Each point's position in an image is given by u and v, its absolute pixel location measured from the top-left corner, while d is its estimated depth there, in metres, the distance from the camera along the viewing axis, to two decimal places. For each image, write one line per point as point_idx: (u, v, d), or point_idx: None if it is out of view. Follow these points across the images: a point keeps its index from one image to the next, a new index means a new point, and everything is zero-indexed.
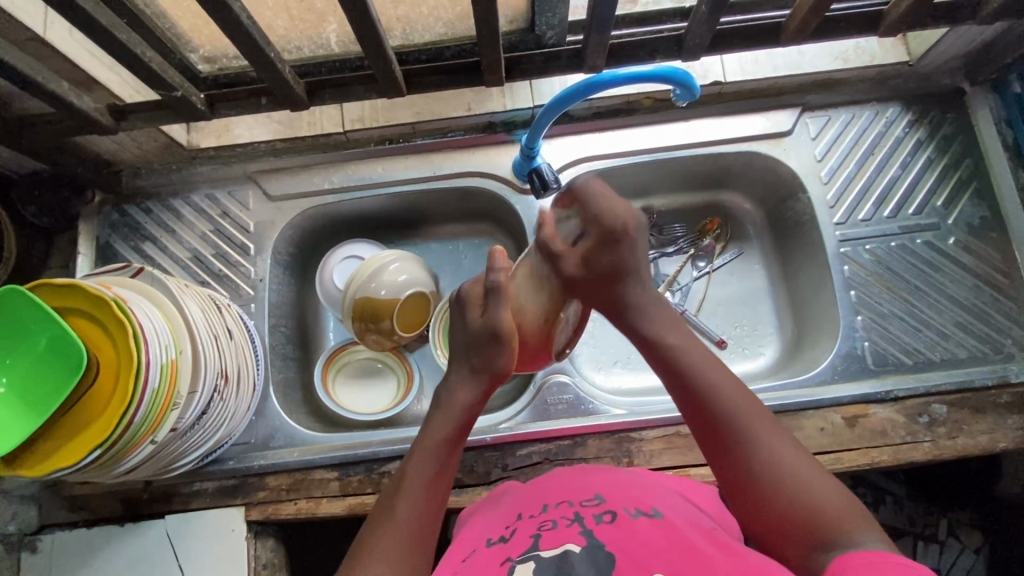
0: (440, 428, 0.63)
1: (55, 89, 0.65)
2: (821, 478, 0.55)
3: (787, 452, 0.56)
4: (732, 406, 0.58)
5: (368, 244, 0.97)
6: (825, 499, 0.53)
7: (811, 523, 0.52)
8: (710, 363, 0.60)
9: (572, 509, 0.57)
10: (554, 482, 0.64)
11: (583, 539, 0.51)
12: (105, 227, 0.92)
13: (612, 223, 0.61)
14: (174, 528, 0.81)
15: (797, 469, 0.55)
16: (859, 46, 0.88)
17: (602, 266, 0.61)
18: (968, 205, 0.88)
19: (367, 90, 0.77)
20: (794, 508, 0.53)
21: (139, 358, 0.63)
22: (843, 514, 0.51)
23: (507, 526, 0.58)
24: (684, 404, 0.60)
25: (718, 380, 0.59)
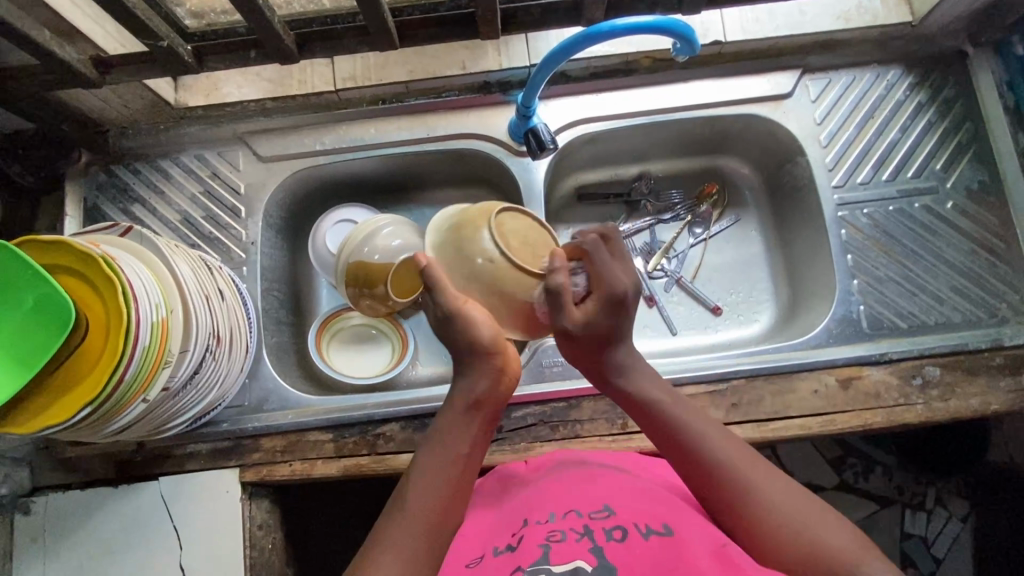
0: (455, 411, 0.59)
1: (36, 37, 0.63)
2: (822, 513, 0.54)
3: (782, 495, 0.55)
4: (719, 455, 0.58)
5: (361, 208, 0.96)
6: (826, 540, 0.52)
7: (820, 568, 0.51)
8: (698, 417, 0.61)
9: (580, 520, 0.55)
10: (562, 482, 0.62)
11: (594, 558, 0.50)
12: (92, 188, 0.90)
13: (617, 290, 0.56)
14: (168, 490, 0.80)
15: (796, 513, 0.54)
16: (861, 5, 0.87)
17: (601, 328, 0.58)
18: (968, 169, 0.87)
19: (359, 44, 0.75)
20: (796, 548, 0.52)
21: (129, 316, 0.62)
22: (848, 553, 0.51)
23: (513, 534, 0.57)
24: (679, 464, 0.60)
25: (709, 432, 0.60)
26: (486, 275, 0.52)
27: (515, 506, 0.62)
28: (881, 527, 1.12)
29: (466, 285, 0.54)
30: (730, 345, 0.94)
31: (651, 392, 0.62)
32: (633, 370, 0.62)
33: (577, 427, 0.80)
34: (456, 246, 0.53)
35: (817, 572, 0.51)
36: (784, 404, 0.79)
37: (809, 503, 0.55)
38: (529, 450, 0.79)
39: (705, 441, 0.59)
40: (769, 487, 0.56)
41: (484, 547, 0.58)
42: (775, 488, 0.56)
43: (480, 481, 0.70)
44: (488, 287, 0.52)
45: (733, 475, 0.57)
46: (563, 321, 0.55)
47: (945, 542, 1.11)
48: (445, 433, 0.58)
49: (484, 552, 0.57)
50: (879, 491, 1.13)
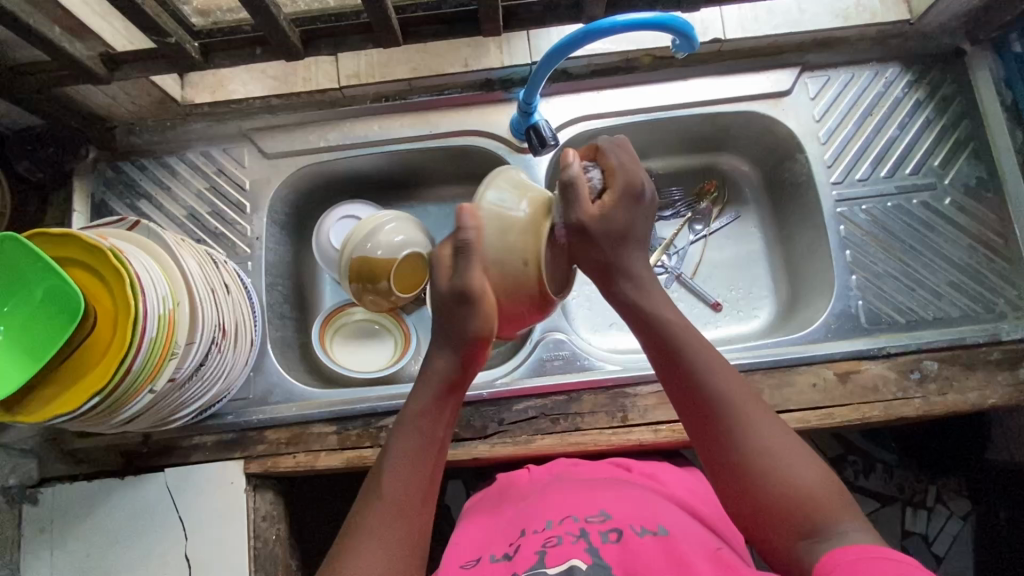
0: (423, 398, 0.63)
1: (47, 33, 0.64)
2: (805, 458, 0.56)
3: (770, 432, 0.57)
4: (716, 385, 0.59)
5: (365, 204, 0.97)
6: (804, 485, 0.54)
7: (795, 509, 0.53)
8: (703, 346, 0.62)
9: (577, 524, 0.58)
10: (557, 493, 0.65)
11: (589, 557, 0.53)
12: (100, 184, 0.91)
13: (635, 183, 0.63)
14: (173, 481, 0.81)
15: (779, 452, 0.56)
16: (860, 4, 0.88)
17: (615, 223, 0.62)
18: (966, 165, 0.88)
19: (363, 41, 0.76)
20: (776, 488, 0.55)
21: (137, 308, 0.63)
22: (823, 499, 0.53)
23: (510, 544, 0.60)
24: (678, 386, 0.61)
25: (710, 359, 0.61)
26: (513, 256, 0.58)
27: (510, 518, 0.65)
28: (881, 524, 1.13)
29: (493, 254, 0.58)
30: (730, 341, 0.95)
31: (662, 313, 0.63)
32: (644, 290, 0.64)
33: (578, 420, 0.81)
34: (495, 214, 0.58)
35: (792, 511, 0.54)
36: (782, 398, 0.80)
37: (795, 446, 0.57)
38: (530, 443, 0.80)
39: (707, 370, 0.60)
40: (761, 426, 0.58)
41: (481, 556, 0.61)
42: (766, 427, 0.58)
43: (477, 500, 0.74)
44: (512, 280, 0.59)
45: (727, 406, 0.59)
46: (578, 215, 0.60)
47: (945, 539, 1.12)
48: (413, 419, 0.62)
49: (483, 562, 0.59)
50: (880, 489, 1.14)
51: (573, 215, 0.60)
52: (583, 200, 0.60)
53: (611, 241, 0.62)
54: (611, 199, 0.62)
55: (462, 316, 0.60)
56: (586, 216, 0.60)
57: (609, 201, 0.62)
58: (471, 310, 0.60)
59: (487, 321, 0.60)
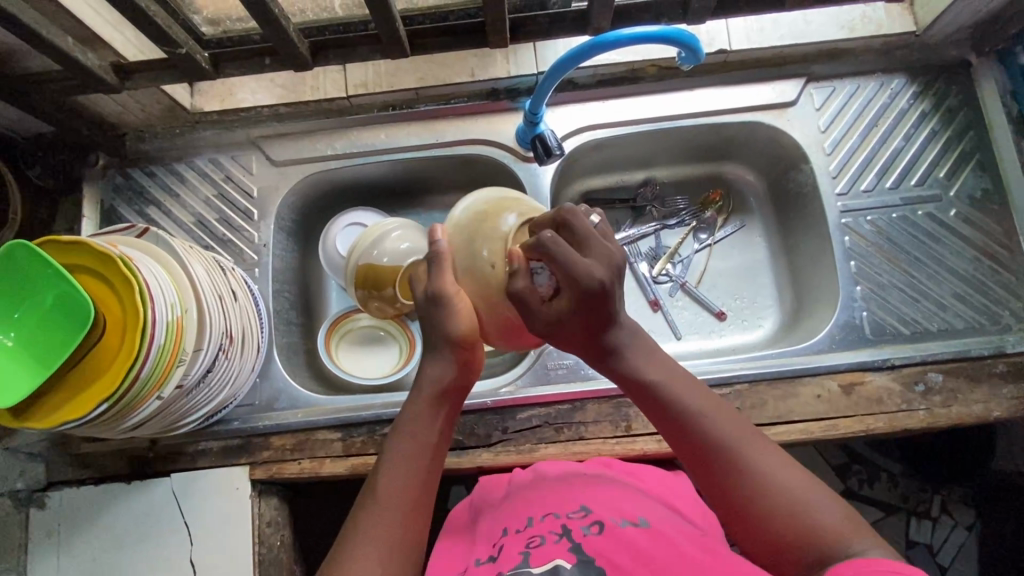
0: (420, 401, 0.63)
1: (60, 44, 0.65)
2: (812, 485, 0.55)
3: (778, 467, 0.56)
4: (715, 430, 0.58)
5: (371, 212, 0.98)
6: (820, 517, 0.53)
7: (814, 543, 0.52)
8: (693, 390, 0.61)
9: (559, 521, 0.58)
10: (538, 495, 0.65)
11: (573, 556, 0.52)
12: (110, 191, 0.92)
13: (590, 286, 0.55)
14: (179, 486, 0.82)
15: (790, 485, 0.55)
16: (866, 15, 0.88)
17: (575, 273, 0.59)
18: (971, 177, 0.88)
19: (372, 51, 0.76)
20: (796, 528, 0.53)
21: (146, 314, 0.63)
22: (838, 526, 0.52)
23: (494, 545, 0.59)
24: (677, 438, 0.60)
25: (703, 402, 0.60)
26: (482, 265, 0.59)
27: (491, 517, 0.65)
28: (885, 534, 1.12)
29: (465, 268, 0.61)
30: (734, 350, 0.95)
31: (645, 370, 0.62)
32: (627, 348, 0.62)
33: (582, 429, 0.81)
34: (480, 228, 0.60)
35: (811, 551, 0.52)
36: (787, 409, 0.80)
37: (800, 476, 0.56)
38: (534, 451, 0.80)
39: (701, 415, 0.59)
40: (763, 462, 0.57)
41: (467, 559, 0.60)
42: (769, 462, 0.57)
43: (455, 511, 0.72)
44: (482, 290, 0.60)
45: (728, 450, 0.57)
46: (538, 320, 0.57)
47: (949, 549, 1.12)
48: (409, 423, 0.62)
49: (468, 566, 0.59)
50: (884, 499, 1.14)
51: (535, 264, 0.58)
52: (533, 302, 0.57)
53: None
54: (562, 251, 0.59)
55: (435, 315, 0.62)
56: (544, 321, 0.57)
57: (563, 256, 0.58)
58: (445, 315, 0.61)
59: (465, 322, 0.62)
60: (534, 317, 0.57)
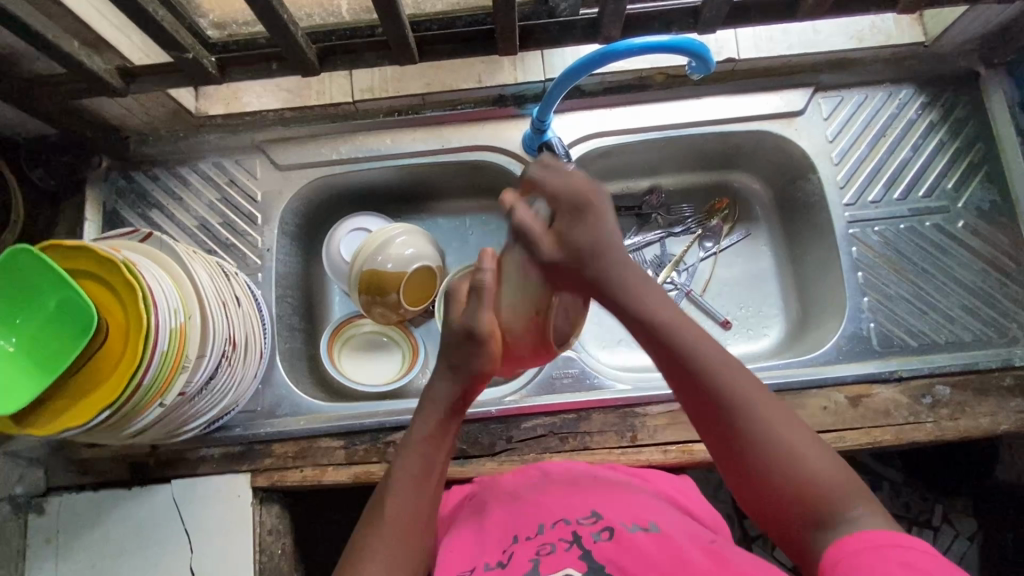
0: (429, 422, 0.62)
1: (65, 48, 0.64)
2: (811, 441, 0.54)
3: (780, 422, 0.55)
4: (721, 380, 0.56)
5: (375, 217, 0.97)
6: (815, 471, 0.52)
7: (807, 499, 0.52)
8: (704, 338, 0.58)
9: (569, 528, 0.57)
10: (544, 497, 0.64)
11: (584, 564, 0.53)
12: (112, 194, 0.91)
13: (575, 195, 0.61)
14: (180, 493, 0.81)
15: (790, 442, 0.54)
16: (875, 25, 0.87)
17: (579, 243, 0.60)
18: (978, 188, 0.88)
19: (378, 57, 0.76)
20: (790, 481, 0.53)
21: (149, 321, 0.63)
22: (836, 485, 0.52)
23: (502, 550, 0.58)
24: (681, 383, 0.58)
25: (711, 353, 0.57)
26: (523, 306, 0.59)
27: (495, 514, 0.64)
28: None
29: (513, 288, 0.59)
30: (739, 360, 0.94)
31: (654, 313, 0.59)
32: (633, 294, 0.60)
33: (587, 439, 0.81)
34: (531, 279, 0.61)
35: (803, 507, 0.52)
36: None
37: (800, 432, 0.55)
38: (538, 461, 0.80)
39: (712, 366, 0.56)
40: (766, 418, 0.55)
41: (473, 560, 0.58)
42: (773, 420, 0.55)
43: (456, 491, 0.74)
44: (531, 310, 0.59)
45: (733, 403, 0.56)
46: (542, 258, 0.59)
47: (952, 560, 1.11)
48: (420, 444, 0.61)
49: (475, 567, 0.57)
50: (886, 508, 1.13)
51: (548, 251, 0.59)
52: (534, 232, 0.60)
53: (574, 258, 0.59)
54: (562, 223, 0.60)
55: (466, 355, 0.61)
56: (547, 253, 0.59)
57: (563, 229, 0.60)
58: (481, 350, 0.60)
59: (494, 359, 0.61)
60: (535, 255, 0.59)
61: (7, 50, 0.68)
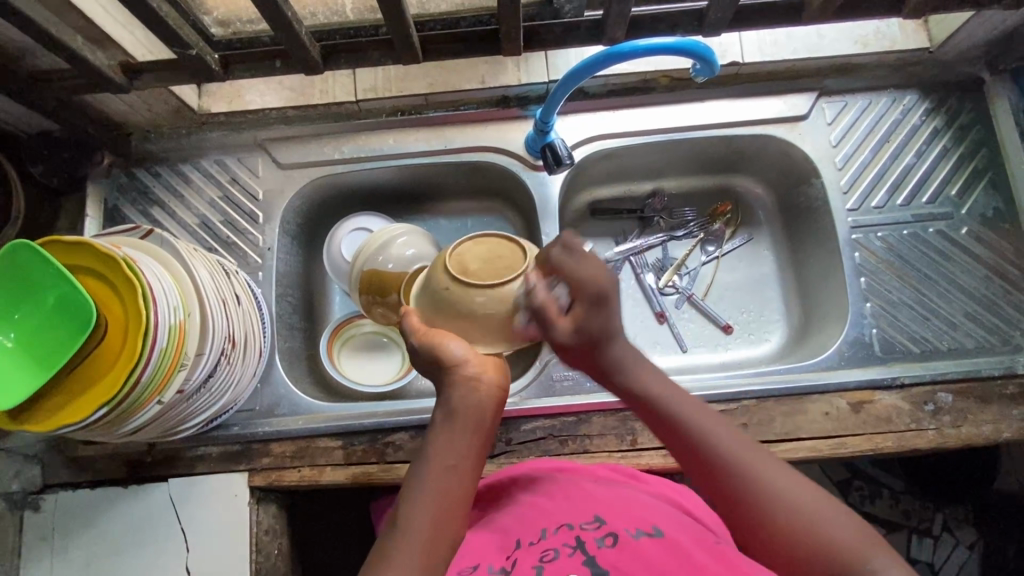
0: (457, 429, 0.57)
1: (69, 42, 0.64)
2: (825, 501, 0.52)
3: (792, 484, 0.53)
4: (724, 452, 0.55)
5: (376, 217, 0.97)
6: (835, 533, 0.50)
7: (833, 559, 0.49)
8: (701, 411, 0.58)
9: (573, 533, 0.56)
10: (546, 501, 0.63)
11: (587, 569, 0.52)
12: (113, 190, 0.91)
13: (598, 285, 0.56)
14: (177, 492, 0.81)
15: (804, 503, 0.52)
16: (879, 31, 0.88)
17: (592, 331, 0.57)
18: (982, 196, 0.87)
19: (383, 56, 0.76)
20: (813, 547, 0.50)
21: (148, 317, 0.62)
22: (856, 542, 0.49)
23: (505, 556, 0.56)
24: (683, 457, 0.57)
25: (710, 424, 0.57)
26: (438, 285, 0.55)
27: (497, 520, 0.62)
28: None
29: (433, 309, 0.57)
30: (740, 364, 0.94)
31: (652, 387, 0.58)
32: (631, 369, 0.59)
33: (586, 442, 0.80)
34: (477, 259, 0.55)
35: (831, 569, 0.49)
36: (794, 426, 0.79)
37: (813, 491, 0.53)
38: None
39: (710, 436, 0.56)
40: (770, 474, 0.54)
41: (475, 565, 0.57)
42: (778, 478, 0.53)
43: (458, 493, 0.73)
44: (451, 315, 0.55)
45: (742, 476, 0.54)
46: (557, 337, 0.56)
47: (951, 569, 1.10)
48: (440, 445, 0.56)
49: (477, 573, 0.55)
50: (886, 516, 1.13)
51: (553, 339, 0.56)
52: (553, 321, 0.55)
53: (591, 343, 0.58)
54: (580, 313, 0.56)
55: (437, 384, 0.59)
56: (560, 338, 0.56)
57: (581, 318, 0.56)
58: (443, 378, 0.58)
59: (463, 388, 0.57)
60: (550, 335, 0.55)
61: (11, 44, 0.68)
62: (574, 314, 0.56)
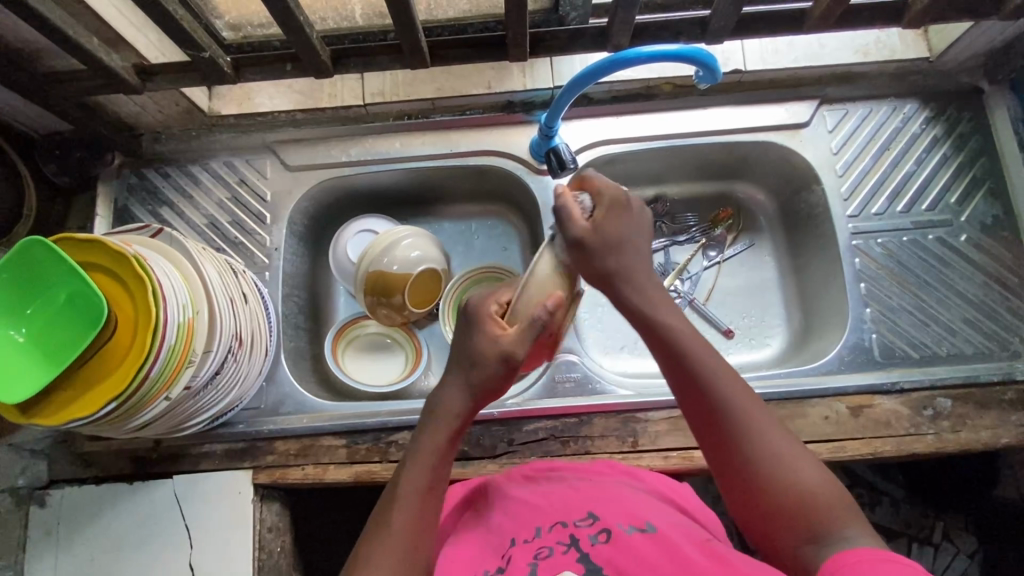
0: (436, 433, 0.61)
1: (85, 44, 0.65)
2: (805, 458, 0.56)
3: (776, 435, 0.57)
4: (725, 394, 0.58)
5: (382, 219, 0.98)
6: (809, 484, 0.54)
7: (803, 510, 0.54)
8: (711, 350, 0.60)
9: (566, 531, 0.57)
10: (540, 495, 0.63)
11: (581, 566, 0.54)
12: (123, 189, 0.92)
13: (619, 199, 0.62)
14: (182, 488, 0.82)
15: (784, 454, 0.56)
16: (879, 41, 0.89)
17: (609, 236, 0.60)
18: (981, 203, 0.88)
19: (391, 61, 0.78)
20: (787, 498, 0.54)
21: (158, 314, 0.63)
22: (828, 499, 0.54)
23: (501, 555, 0.58)
24: (689, 393, 0.59)
25: (718, 365, 0.59)
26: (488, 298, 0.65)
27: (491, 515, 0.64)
28: None
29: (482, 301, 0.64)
30: (741, 369, 0.95)
31: (670, 324, 0.60)
32: (649, 304, 0.61)
33: (588, 444, 0.81)
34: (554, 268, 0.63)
35: (802, 518, 0.53)
36: (794, 429, 0.80)
37: (792, 446, 0.57)
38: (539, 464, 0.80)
39: (716, 378, 0.58)
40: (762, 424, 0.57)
41: (473, 568, 0.59)
42: (769, 428, 0.57)
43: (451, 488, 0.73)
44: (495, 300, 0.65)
45: (735, 418, 0.57)
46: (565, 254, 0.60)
47: None
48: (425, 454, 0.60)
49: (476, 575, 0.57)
50: (886, 524, 1.13)
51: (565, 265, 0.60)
52: (572, 219, 0.59)
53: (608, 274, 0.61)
54: (600, 216, 0.60)
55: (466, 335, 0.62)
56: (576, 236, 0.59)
57: (600, 221, 0.60)
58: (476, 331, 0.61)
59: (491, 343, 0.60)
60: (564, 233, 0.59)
61: (28, 45, 0.69)
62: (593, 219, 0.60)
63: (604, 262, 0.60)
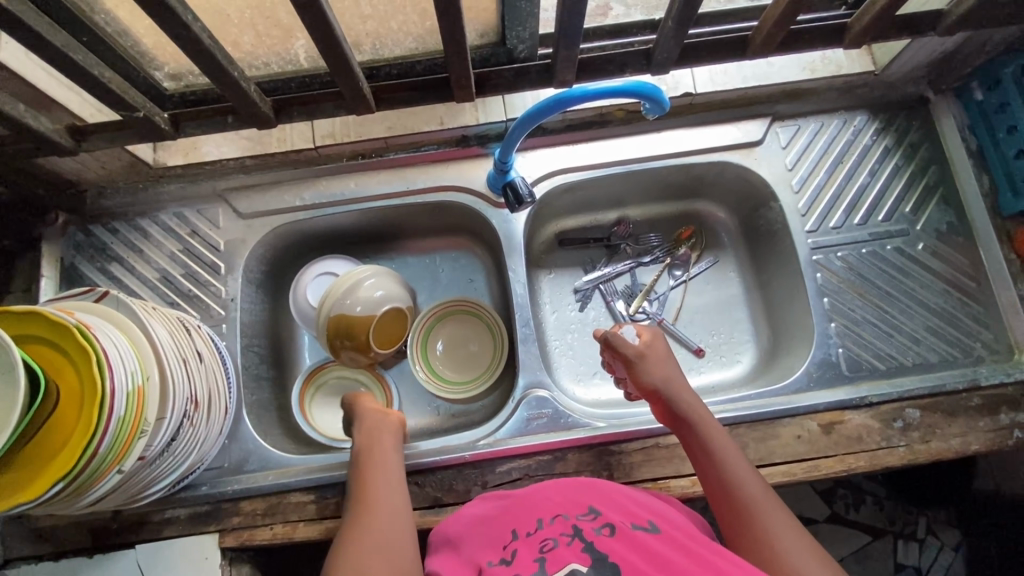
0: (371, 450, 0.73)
1: (12, 111, 0.62)
2: (818, 556, 0.58)
3: (791, 534, 0.59)
4: (746, 488, 0.63)
5: (343, 261, 0.97)
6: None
7: None
8: (737, 454, 0.67)
9: (569, 523, 0.56)
10: (538, 493, 0.64)
11: (588, 557, 0.51)
12: (70, 248, 0.89)
13: (647, 335, 0.78)
14: (146, 557, 0.79)
15: (799, 551, 0.58)
16: (825, 57, 0.90)
17: (660, 349, 0.77)
18: (935, 211, 0.90)
19: (336, 107, 0.77)
20: None
21: (104, 386, 0.60)
22: None
23: (502, 547, 0.57)
24: (710, 483, 0.66)
25: (742, 467, 0.65)
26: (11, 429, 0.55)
27: (485, 516, 0.64)
28: (873, 558, 1.12)
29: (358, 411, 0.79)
30: (712, 388, 0.95)
31: (701, 420, 0.70)
32: (684, 402, 0.72)
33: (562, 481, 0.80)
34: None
35: None
36: (768, 451, 0.79)
37: (808, 545, 0.58)
38: None
39: (737, 476, 0.65)
40: (775, 522, 0.60)
41: (475, 565, 0.57)
42: (786, 529, 0.60)
43: (474, 502, 0.68)
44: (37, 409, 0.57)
45: (756, 512, 0.61)
46: (626, 348, 0.76)
47: (938, 572, 1.11)
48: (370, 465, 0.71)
49: (478, 567, 0.56)
50: (870, 523, 1.14)
51: (640, 381, 0.75)
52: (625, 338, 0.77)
53: (656, 385, 0.74)
54: (646, 335, 0.78)
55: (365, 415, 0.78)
56: (630, 347, 0.76)
57: (648, 340, 0.77)
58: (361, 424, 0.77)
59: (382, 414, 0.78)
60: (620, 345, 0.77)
61: None
62: (643, 336, 0.78)
63: (649, 375, 0.74)
